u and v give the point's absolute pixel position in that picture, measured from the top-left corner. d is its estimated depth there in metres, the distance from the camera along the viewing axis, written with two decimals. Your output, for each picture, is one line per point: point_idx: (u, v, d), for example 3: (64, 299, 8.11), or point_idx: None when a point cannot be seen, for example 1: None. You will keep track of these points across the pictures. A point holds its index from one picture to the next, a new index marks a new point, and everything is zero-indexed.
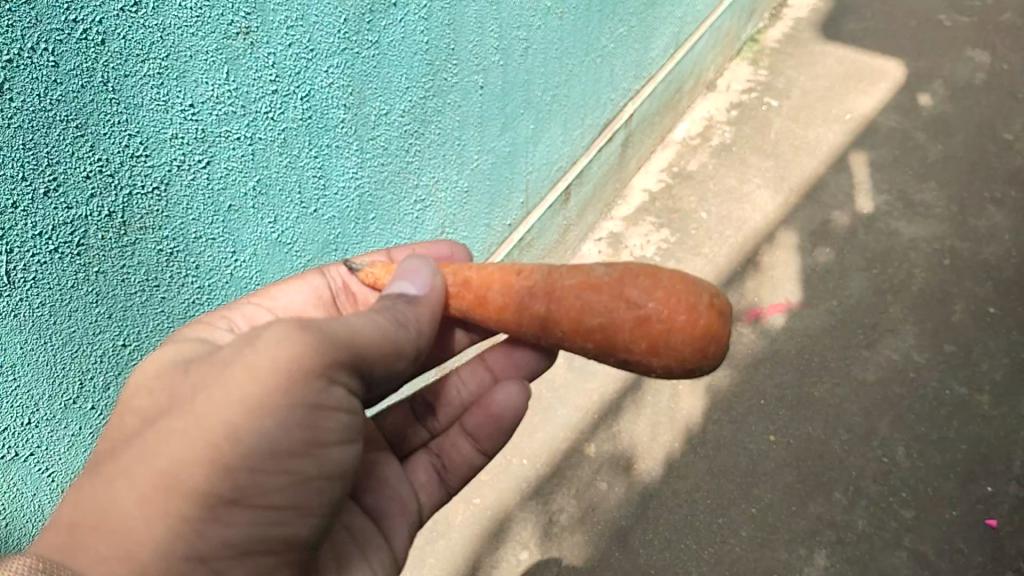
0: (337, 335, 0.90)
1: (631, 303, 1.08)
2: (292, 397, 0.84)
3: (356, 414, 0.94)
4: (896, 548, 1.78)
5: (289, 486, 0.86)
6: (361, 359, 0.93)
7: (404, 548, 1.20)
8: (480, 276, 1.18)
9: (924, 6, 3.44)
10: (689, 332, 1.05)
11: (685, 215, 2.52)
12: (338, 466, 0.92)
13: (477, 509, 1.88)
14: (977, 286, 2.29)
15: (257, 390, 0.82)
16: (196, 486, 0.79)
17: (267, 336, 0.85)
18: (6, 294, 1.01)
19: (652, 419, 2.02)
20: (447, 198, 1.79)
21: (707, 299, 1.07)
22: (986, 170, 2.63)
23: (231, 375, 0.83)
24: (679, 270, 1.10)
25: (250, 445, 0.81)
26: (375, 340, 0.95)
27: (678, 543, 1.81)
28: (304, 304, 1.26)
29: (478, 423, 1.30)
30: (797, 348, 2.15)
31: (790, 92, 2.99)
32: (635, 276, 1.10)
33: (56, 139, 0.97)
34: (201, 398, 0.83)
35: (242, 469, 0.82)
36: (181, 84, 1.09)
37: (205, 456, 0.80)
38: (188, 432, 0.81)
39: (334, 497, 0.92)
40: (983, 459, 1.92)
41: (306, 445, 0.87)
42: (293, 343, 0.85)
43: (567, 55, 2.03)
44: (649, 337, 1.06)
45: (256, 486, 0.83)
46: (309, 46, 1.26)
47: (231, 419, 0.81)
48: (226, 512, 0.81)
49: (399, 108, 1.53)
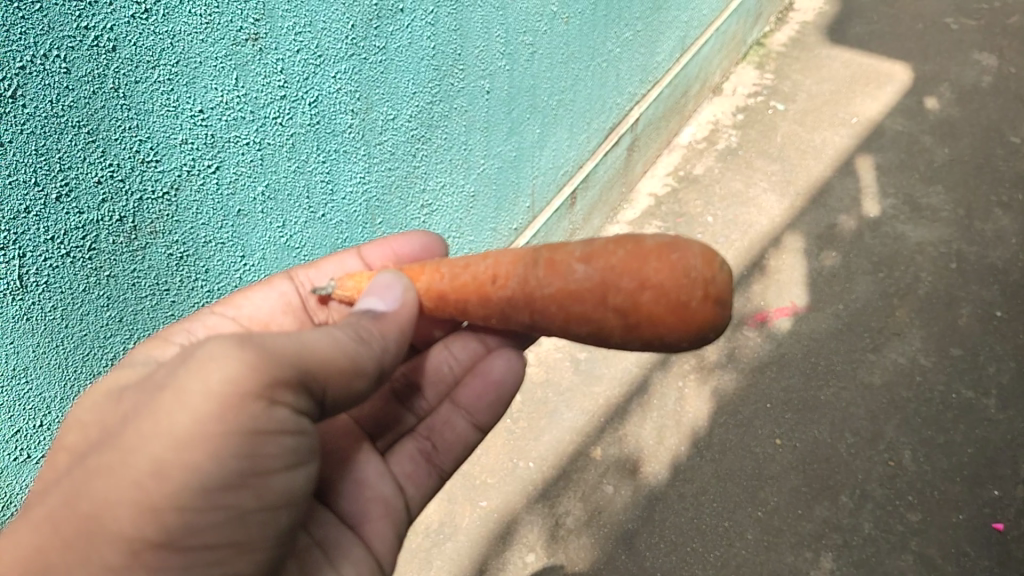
0: (283, 350, 0.83)
1: (616, 311, 1.04)
2: (228, 423, 0.76)
3: (304, 436, 0.86)
4: (902, 552, 1.78)
5: (227, 523, 0.78)
6: (309, 376, 0.85)
7: (389, 550, 1.14)
8: (456, 290, 1.16)
9: (931, 9, 3.44)
10: (679, 329, 1.01)
11: (691, 218, 2.52)
12: (283, 492, 0.85)
13: (483, 511, 1.89)
14: (984, 289, 2.29)
15: (187, 420, 0.75)
16: (120, 530, 0.72)
17: (201, 355, 0.78)
18: (19, 298, 1.03)
19: (658, 422, 2.03)
20: (454, 202, 1.80)
21: (698, 293, 0.99)
22: (993, 173, 2.63)
23: (161, 404, 0.76)
24: (659, 259, 1.02)
25: (180, 481, 0.74)
26: (329, 357, 0.89)
27: (684, 546, 1.82)
28: (269, 312, 1.27)
29: (477, 393, 1.30)
30: (803, 352, 2.16)
31: (796, 96, 2.99)
32: (613, 277, 1.04)
33: (68, 145, 0.98)
34: (131, 433, 0.76)
35: (171, 509, 0.74)
36: (190, 90, 1.10)
37: (131, 497, 0.73)
38: (116, 471, 0.74)
39: (282, 524, 0.85)
40: (989, 462, 1.92)
41: (245, 475, 0.79)
42: (227, 361, 0.77)
43: (574, 60, 2.04)
44: (639, 336, 1.04)
45: (188, 526, 0.75)
46: (317, 52, 1.27)
47: (160, 452, 0.74)
48: (154, 557, 0.74)
49: (407, 113, 1.54)
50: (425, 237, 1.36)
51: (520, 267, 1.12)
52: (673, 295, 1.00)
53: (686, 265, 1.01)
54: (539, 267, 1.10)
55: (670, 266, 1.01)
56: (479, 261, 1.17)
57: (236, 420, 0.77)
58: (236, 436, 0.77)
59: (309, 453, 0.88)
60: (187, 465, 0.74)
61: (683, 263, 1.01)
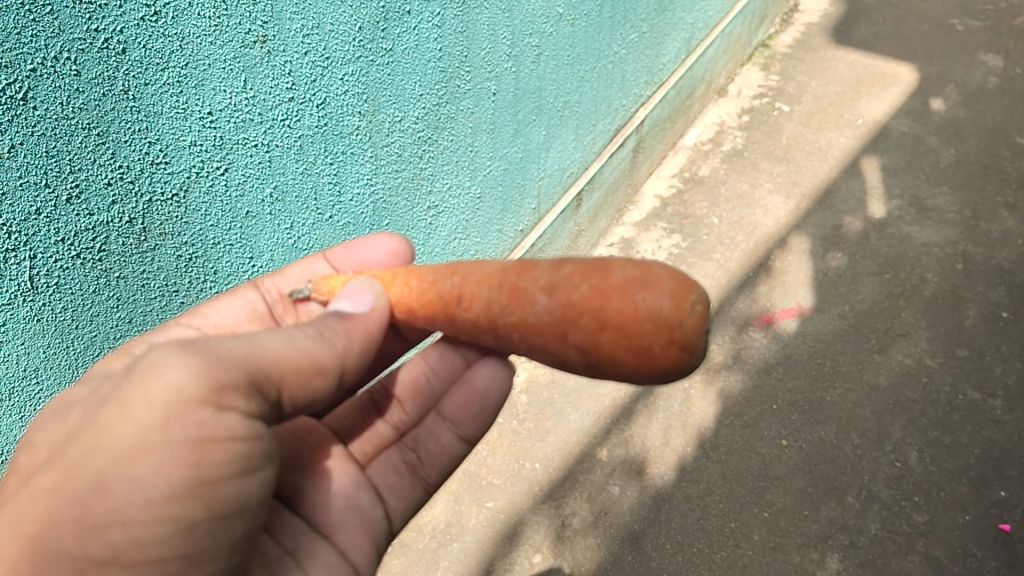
0: (231, 355, 0.82)
1: (577, 349, 0.99)
2: (170, 433, 0.75)
3: (259, 441, 0.83)
4: (909, 553, 1.78)
5: (175, 536, 0.76)
6: (258, 379, 0.84)
7: (364, 557, 1.15)
8: (423, 306, 1.12)
9: (936, 10, 3.44)
10: (640, 372, 0.96)
11: (696, 220, 2.53)
12: (237, 501, 0.81)
13: (490, 512, 1.90)
14: (990, 290, 2.28)
15: (126, 432, 0.74)
16: (64, 548, 0.73)
17: (143, 367, 0.78)
18: (31, 300, 1.04)
19: (664, 424, 2.03)
20: (459, 204, 1.80)
21: (661, 339, 0.93)
22: (998, 174, 2.63)
23: (104, 419, 0.76)
24: (621, 301, 0.95)
25: (121, 494, 0.73)
26: (282, 360, 0.88)
27: (690, 546, 1.82)
28: (235, 319, 1.24)
29: (461, 404, 1.27)
30: (808, 353, 2.16)
31: (801, 97, 2.99)
32: (576, 317, 0.98)
33: (78, 147, 0.99)
34: (78, 447, 0.76)
35: (113, 524, 0.73)
36: (199, 93, 1.11)
37: (71, 514, 0.73)
38: (61, 485, 0.74)
39: (236, 535, 0.83)
40: (996, 463, 1.92)
41: (192, 485, 0.76)
42: (176, 369, 0.76)
43: (579, 62, 2.05)
44: (601, 373, 1.00)
45: (131, 540, 0.74)
46: (325, 54, 1.28)
47: (99, 467, 0.74)
48: (96, 574, 0.74)
49: (413, 115, 1.55)
50: (394, 240, 1.32)
51: (486, 287, 1.07)
52: (637, 340, 0.94)
53: (652, 311, 0.94)
54: (504, 292, 1.05)
55: (635, 315, 0.94)
56: (447, 276, 1.11)
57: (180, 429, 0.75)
58: (181, 446, 0.75)
59: (264, 458, 0.85)
60: (128, 478, 0.73)
61: (649, 310, 0.94)
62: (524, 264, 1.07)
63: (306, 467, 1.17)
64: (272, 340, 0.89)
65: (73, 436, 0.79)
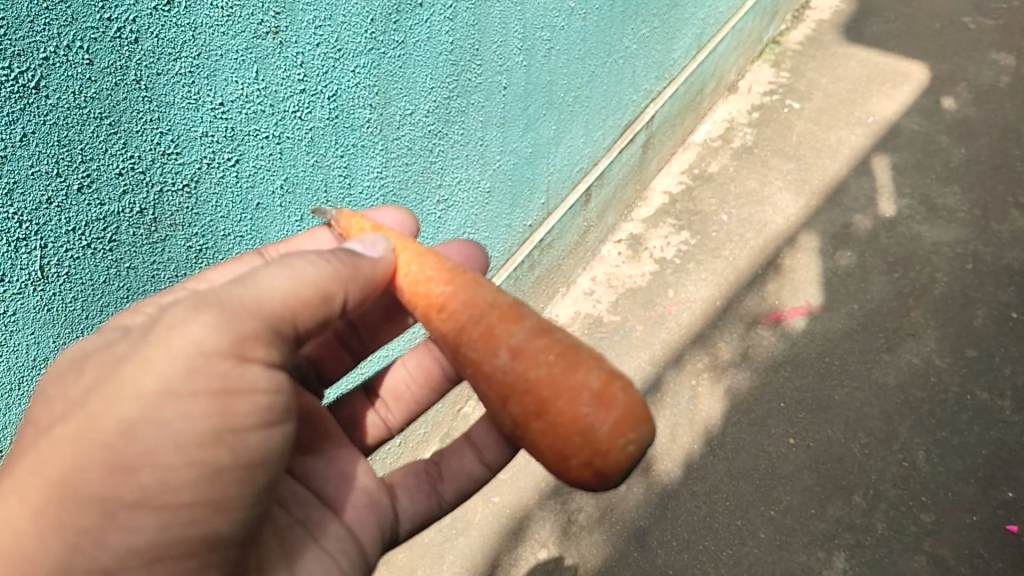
0: (242, 303, 0.85)
1: (515, 415, 1.00)
2: (195, 384, 0.80)
3: (279, 394, 0.89)
4: (915, 552, 1.77)
5: (203, 480, 0.81)
6: (272, 323, 0.87)
7: (370, 542, 1.14)
8: (412, 292, 1.09)
9: (948, 9, 3.42)
10: (552, 468, 0.99)
11: (705, 217, 2.52)
12: (259, 451, 0.87)
13: (496, 508, 1.90)
14: (1000, 290, 2.27)
15: (151, 382, 0.78)
16: (92, 491, 0.76)
17: (162, 325, 0.82)
18: (41, 289, 1.03)
19: (671, 421, 2.03)
20: (469, 198, 1.80)
21: (583, 457, 0.95)
22: (1010, 173, 2.61)
23: (125, 371, 0.79)
24: (569, 403, 0.96)
25: (150, 441, 0.78)
26: (295, 294, 0.90)
27: (697, 544, 1.82)
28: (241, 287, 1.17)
29: (487, 430, 1.24)
30: (817, 351, 2.15)
31: (812, 95, 2.98)
32: (526, 392, 0.98)
33: (89, 137, 0.98)
34: (96, 399, 0.79)
35: (143, 469, 0.77)
36: (211, 83, 1.10)
37: (101, 458, 0.76)
38: (84, 435, 0.77)
39: (257, 482, 0.87)
40: (1004, 464, 1.91)
41: (218, 433, 0.82)
42: (196, 325, 0.80)
43: (590, 56, 2.04)
44: (522, 443, 1.02)
45: (161, 485, 0.78)
46: (336, 46, 1.28)
47: (126, 415, 0.77)
48: (127, 516, 0.77)
49: (424, 109, 1.54)
50: (399, 212, 1.30)
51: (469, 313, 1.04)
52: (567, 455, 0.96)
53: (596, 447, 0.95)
54: (480, 328, 1.03)
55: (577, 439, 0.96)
56: (442, 280, 1.07)
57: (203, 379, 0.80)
58: (205, 395, 0.81)
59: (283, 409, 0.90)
60: (156, 423, 0.78)
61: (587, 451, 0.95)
62: (513, 310, 1.04)
63: (318, 451, 1.17)
64: (283, 275, 0.90)
65: (83, 391, 0.80)
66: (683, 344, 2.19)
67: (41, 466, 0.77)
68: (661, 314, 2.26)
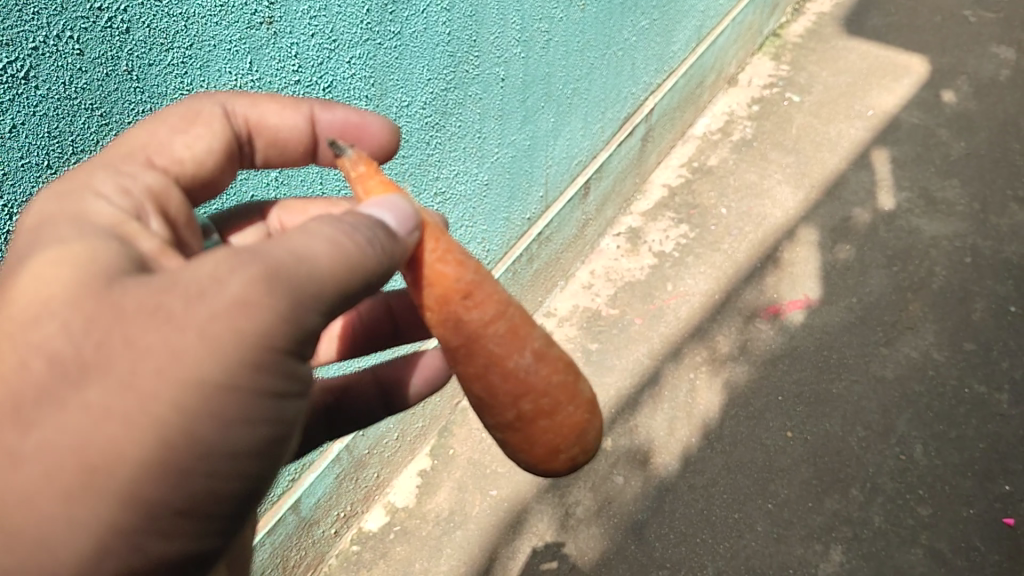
0: (310, 276, 0.69)
1: (519, 414, 1.02)
2: (260, 363, 0.66)
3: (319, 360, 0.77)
4: (912, 546, 1.78)
5: (252, 459, 0.70)
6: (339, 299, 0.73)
7: None
8: (438, 272, 0.94)
9: (949, 1, 3.41)
10: (535, 458, 1.06)
11: (704, 210, 2.52)
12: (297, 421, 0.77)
13: (494, 500, 1.90)
14: (999, 284, 2.27)
15: (214, 363, 0.63)
16: (134, 477, 0.61)
17: (217, 277, 0.64)
18: None
19: (670, 414, 2.03)
20: (467, 190, 1.79)
21: (575, 449, 1.08)
22: (1009, 167, 2.61)
23: (171, 328, 0.62)
24: (574, 406, 1.06)
25: (203, 427, 0.64)
26: (337, 283, 0.71)
27: (694, 537, 1.82)
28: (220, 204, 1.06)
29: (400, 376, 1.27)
30: (815, 345, 2.15)
31: (812, 88, 2.97)
32: (548, 397, 1.03)
33: (80, 128, 0.99)
34: (130, 347, 0.61)
35: (192, 457, 0.64)
36: (203, 74, 1.11)
37: (151, 443, 0.61)
38: (119, 399, 0.60)
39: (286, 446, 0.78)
40: (1001, 457, 1.91)
41: (271, 414, 0.70)
42: (264, 299, 0.65)
43: (589, 48, 2.03)
44: (508, 436, 1.05)
45: (214, 473, 0.66)
46: (332, 37, 1.28)
47: (179, 391, 0.62)
48: (176, 506, 0.65)
49: (421, 100, 1.54)
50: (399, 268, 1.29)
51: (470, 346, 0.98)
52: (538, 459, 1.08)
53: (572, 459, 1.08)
54: (509, 325, 0.99)
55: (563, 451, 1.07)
56: (472, 267, 0.97)
57: (225, 333, 0.64)
58: (267, 374, 0.67)
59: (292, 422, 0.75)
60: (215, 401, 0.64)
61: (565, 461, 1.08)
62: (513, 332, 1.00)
63: None
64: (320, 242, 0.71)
65: (109, 323, 0.62)
66: (681, 337, 2.19)
67: (61, 423, 0.60)
68: (660, 308, 2.26)
